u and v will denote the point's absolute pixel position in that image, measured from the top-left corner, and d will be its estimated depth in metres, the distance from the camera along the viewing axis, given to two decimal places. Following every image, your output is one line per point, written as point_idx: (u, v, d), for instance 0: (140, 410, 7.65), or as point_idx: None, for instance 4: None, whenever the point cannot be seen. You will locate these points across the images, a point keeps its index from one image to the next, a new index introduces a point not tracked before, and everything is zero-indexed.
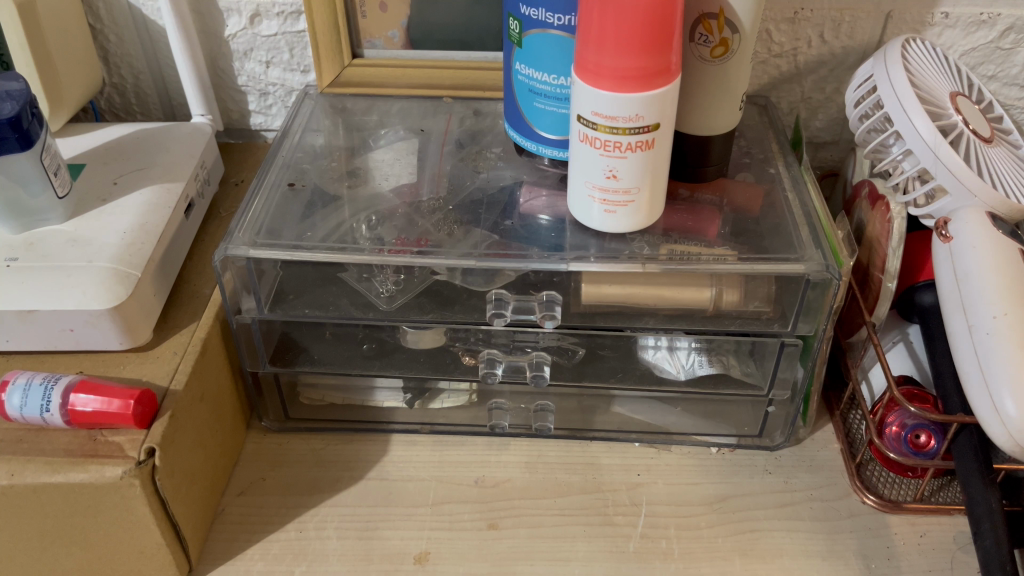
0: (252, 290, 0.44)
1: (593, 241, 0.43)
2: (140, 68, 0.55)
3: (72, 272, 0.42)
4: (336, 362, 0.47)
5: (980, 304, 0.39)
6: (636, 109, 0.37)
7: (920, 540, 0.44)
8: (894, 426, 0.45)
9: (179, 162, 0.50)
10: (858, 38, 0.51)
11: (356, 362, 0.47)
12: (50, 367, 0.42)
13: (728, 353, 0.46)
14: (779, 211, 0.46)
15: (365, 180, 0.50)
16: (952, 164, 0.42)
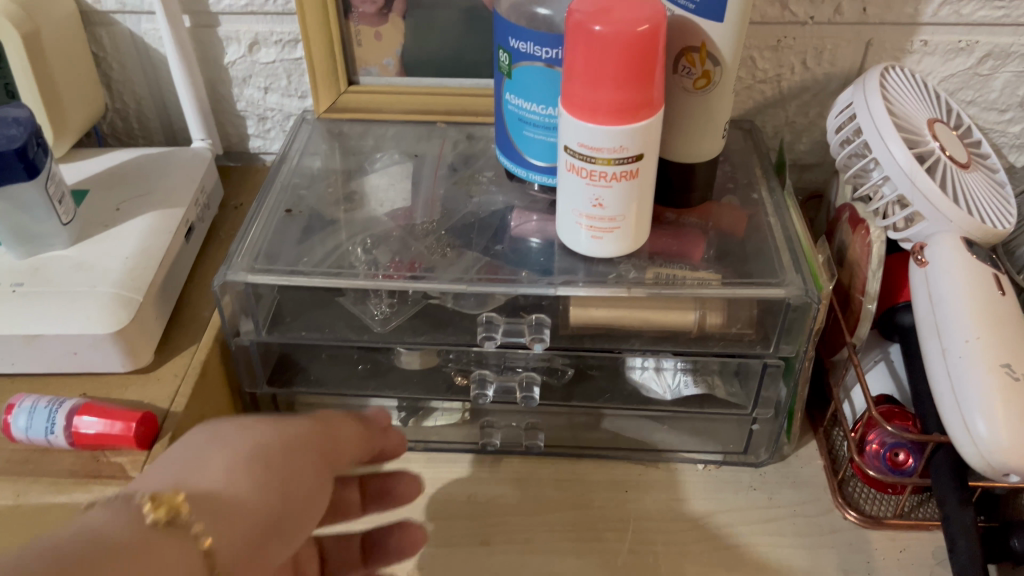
0: (250, 313, 0.45)
1: (581, 265, 0.45)
2: (142, 94, 0.57)
3: (76, 297, 0.43)
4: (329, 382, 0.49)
5: (952, 328, 0.41)
6: (620, 141, 0.39)
7: (900, 555, 0.45)
8: (874, 444, 0.46)
9: (180, 188, 0.51)
10: (839, 65, 0.52)
11: (350, 382, 0.49)
12: (54, 389, 0.44)
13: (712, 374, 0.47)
14: (762, 235, 0.47)
15: (361, 205, 0.51)
16: (928, 191, 0.43)
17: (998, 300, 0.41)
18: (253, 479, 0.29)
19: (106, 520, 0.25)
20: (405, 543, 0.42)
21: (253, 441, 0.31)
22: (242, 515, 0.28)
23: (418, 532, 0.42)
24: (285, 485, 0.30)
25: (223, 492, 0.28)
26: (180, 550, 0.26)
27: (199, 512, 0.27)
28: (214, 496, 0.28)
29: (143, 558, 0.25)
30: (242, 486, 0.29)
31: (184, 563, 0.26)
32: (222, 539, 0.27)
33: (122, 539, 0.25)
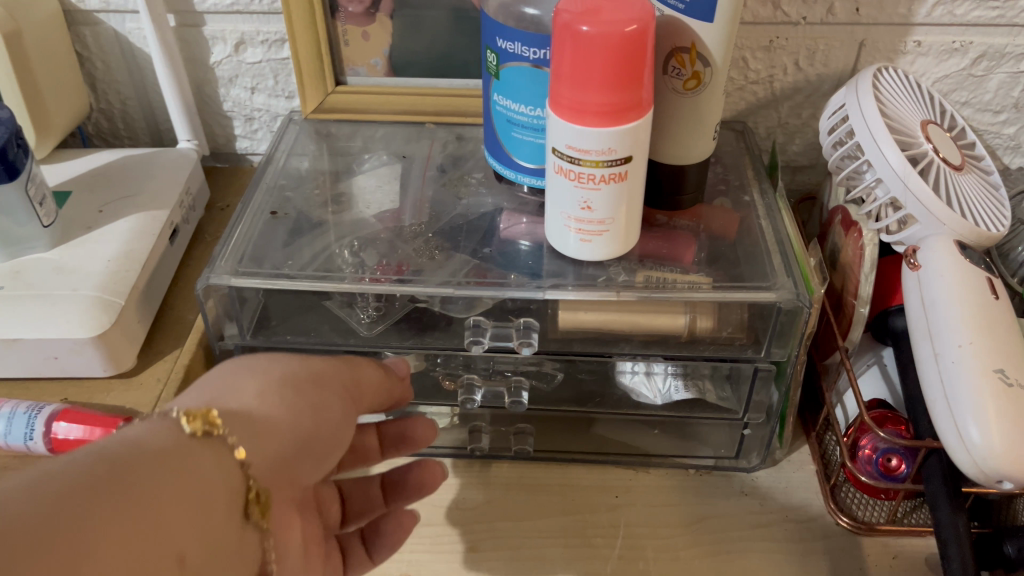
0: (234, 316, 0.45)
1: (570, 268, 0.44)
2: (126, 94, 0.56)
3: (56, 300, 0.42)
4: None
5: (945, 332, 0.40)
6: (608, 143, 0.38)
7: (892, 562, 0.44)
8: (867, 449, 0.46)
9: (164, 189, 0.50)
10: (832, 66, 0.52)
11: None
12: (35, 394, 0.43)
13: (703, 378, 0.47)
14: (754, 238, 0.47)
15: (349, 206, 0.51)
16: (921, 194, 0.43)
17: (992, 304, 0.41)
18: (285, 402, 0.32)
19: (150, 429, 0.28)
20: (419, 486, 0.43)
21: (282, 370, 0.33)
22: (273, 434, 0.31)
23: (433, 478, 0.43)
24: (314, 410, 0.33)
25: (257, 411, 0.31)
26: (218, 459, 0.28)
27: (234, 428, 0.30)
28: (249, 415, 0.31)
29: (187, 463, 0.27)
30: (273, 409, 0.31)
31: (222, 470, 0.28)
32: (256, 452, 0.30)
33: (168, 445, 0.27)
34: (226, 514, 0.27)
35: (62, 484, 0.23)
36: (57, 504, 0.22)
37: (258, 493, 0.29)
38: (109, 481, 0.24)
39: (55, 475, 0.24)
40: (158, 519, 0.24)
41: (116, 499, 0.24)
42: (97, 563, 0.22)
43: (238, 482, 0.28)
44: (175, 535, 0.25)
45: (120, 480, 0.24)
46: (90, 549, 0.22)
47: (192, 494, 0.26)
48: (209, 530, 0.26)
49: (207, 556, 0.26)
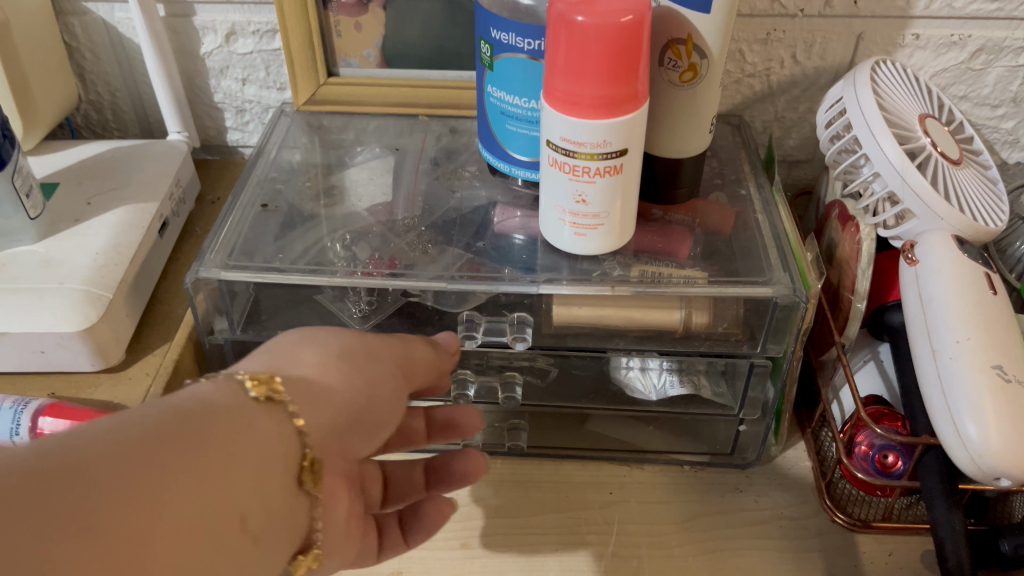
0: (224, 311, 0.44)
1: (564, 263, 0.44)
2: (115, 85, 0.55)
3: (43, 293, 0.41)
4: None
5: (942, 329, 0.40)
6: (603, 135, 0.37)
7: (888, 559, 0.44)
8: (862, 445, 0.46)
9: (153, 181, 0.50)
10: (829, 60, 0.51)
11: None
12: (22, 389, 0.42)
13: (699, 373, 0.46)
14: (750, 232, 0.46)
15: (341, 199, 0.50)
16: (919, 188, 0.42)
17: (989, 300, 0.40)
18: (340, 373, 0.31)
19: (214, 387, 0.27)
20: (463, 474, 0.42)
21: (339, 341, 0.33)
22: (330, 404, 0.30)
23: (478, 465, 0.41)
24: (368, 385, 0.32)
25: (316, 381, 0.31)
26: (279, 423, 0.28)
27: (292, 396, 0.29)
28: (307, 383, 0.30)
29: (250, 424, 0.26)
30: (332, 378, 0.31)
31: (282, 435, 0.28)
32: (314, 420, 0.29)
33: (236, 403, 0.27)
34: (286, 477, 0.27)
35: (135, 436, 0.23)
36: (132, 456, 0.22)
37: (316, 461, 0.29)
38: (178, 437, 0.24)
39: (128, 426, 0.23)
40: (224, 479, 0.24)
41: (186, 456, 0.23)
42: (169, 520, 0.22)
43: (296, 449, 0.28)
44: (241, 496, 0.25)
45: (190, 433, 0.24)
46: (164, 506, 0.22)
47: (257, 455, 0.26)
48: (270, 492, 0.26)
49: (266, 519, 0.26)
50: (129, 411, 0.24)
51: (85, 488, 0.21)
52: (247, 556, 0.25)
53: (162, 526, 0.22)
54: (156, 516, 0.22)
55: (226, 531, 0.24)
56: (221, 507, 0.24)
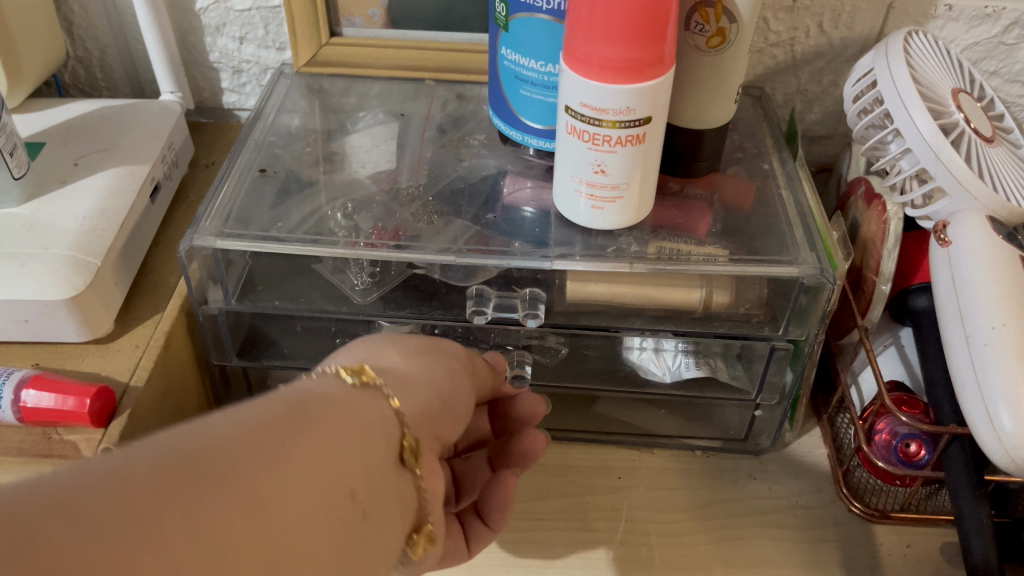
0: (218, 280, 0.42)
1: (578, 238, 0.42)
2: (105, 41, 0.53)
3: (26, 259, 0.39)
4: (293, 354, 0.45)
5: (978, 312, 0.38)
6: (626, 102, 0.35)
7: (906, 551, 0.42)
8: (884, 433, 0.44)
9: (145, 143, 0.47)
10: (857, 29, 0.49)
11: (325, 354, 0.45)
12: (2, 359, 0.40)
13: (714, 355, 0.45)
14: (772, 210, 0.44)
15: (341, 166, 0.48)
16: (953, 165, 0.40)
17: None
18: (422, 362, 0.31)
19: (310, 381, 0.26)
20: (523, 454, 0.42)
21: (413, 340, 0.33)
22: (418, 389, 0.30)
23: (538, 442, 0.41)
24: (450, 375, 0.32)
25: (404, 370, 0.30)
26: (376, 404, 0.27)
27: (389, 384, 0.29)
28: (394, 373, 0.30)
29: (348, 408, 0.25)
30: (415, 372, 0.30)
31: (380, 414, 0.26)
32: (408, 406, 0.28)
33: (334, 392, 0.26)
34: (387, 454, 0.26)
35: (241, 424, 0.22)
36: (238, 442, 0.21)
37: (416, 441, 0.27)
38: (278, 424, 0.22)
39: (231, 417, 0.22)
40: (331, 454, 0.23)
41: (290, 437, 0.22)
42: (280, 496, 0.21)
43: (396, 429, 0.27)
44: (351, 470, 0.23)
45: (294, 418, 0.23)
46: (269, 483, 0.21)
47: (360, 432, 0.25)
48: (376, 470, 0.25)
49: (377, 494, 0.24)
50: (233, 406, 0.23)
51: (200, 465, 0.20)
52: (361, 531, 0.23)
53: (277, 502, 0.21)
54: (267, 497, 0.21)
55: (338, 508, 0.22)
56: (332, 482, 0.23)
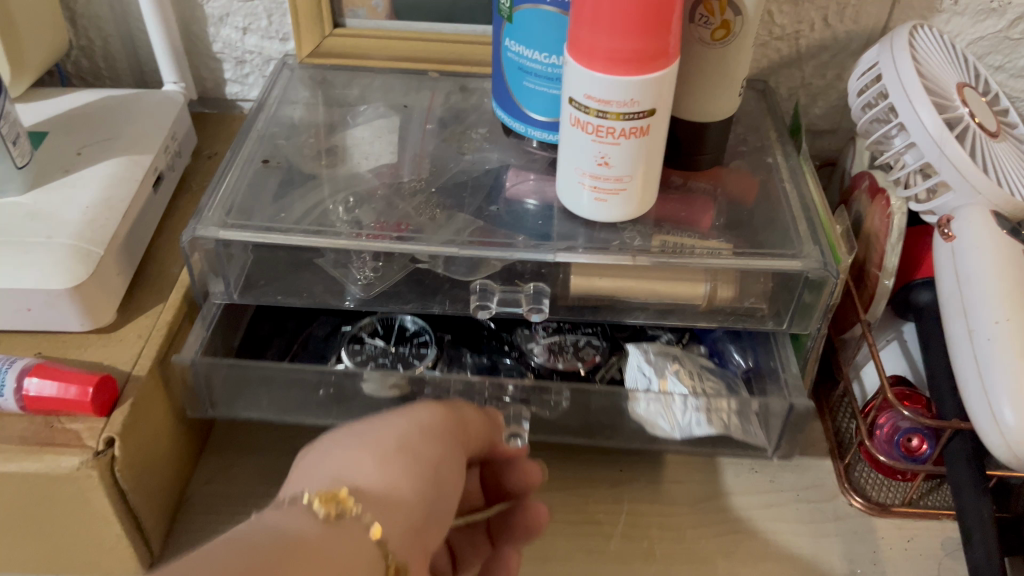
0: (220, 272, 0.42)
1: (581, 231, 0.42)
2: (108, 30, 0.52)
3: (29, 248, 0.39)
4: (276, 408, 0.44)
5: (982, 307, 0.38)
6: (630, 94, 0.35)
7: (907, 545, 0.42)
8: (886, 428, 0.44)
9: (148, 133, 0.47)
10: (862, 23, 0.49)
11: (309, 403, 0.44)
12: (4, 347, 0.40)
13: (725, 404, 0.41)
14: (776, 204, 0.44)
15: (343, 158, 0.48)
16: (957, 159, 0.40)
17: None
18: (398, 470, 0.29)
19: (281, 518, 0.25)
20: (524, 528, 0.40)
21: (396, 432, 0.30)
22: (401, 508, 0.28)
23: (539, 513, 0.40)
24: (435, 477, 0.30)
25: (383, 484, 0.28)
26: (355, 539, 0.25)
27: (366, 505, 0.27)
28: (374, 492, 0.28)
29: (321, 556, 0.24)
30: (399, 482, 0.29)
31: (358, 551, 0.25)
32: (390, 528, 0.27)
33: (306, 534, 0.24)
34: None
35: None
36: None
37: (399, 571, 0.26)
38: None
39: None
40: None
41: None
42: None
43: (377, 561, 0.26)
44: None
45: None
46: None
47: None
48: None
49: None
50: (194, 563, 0.22)
51: None
52: None
53: None
54: None
55: None
56: None
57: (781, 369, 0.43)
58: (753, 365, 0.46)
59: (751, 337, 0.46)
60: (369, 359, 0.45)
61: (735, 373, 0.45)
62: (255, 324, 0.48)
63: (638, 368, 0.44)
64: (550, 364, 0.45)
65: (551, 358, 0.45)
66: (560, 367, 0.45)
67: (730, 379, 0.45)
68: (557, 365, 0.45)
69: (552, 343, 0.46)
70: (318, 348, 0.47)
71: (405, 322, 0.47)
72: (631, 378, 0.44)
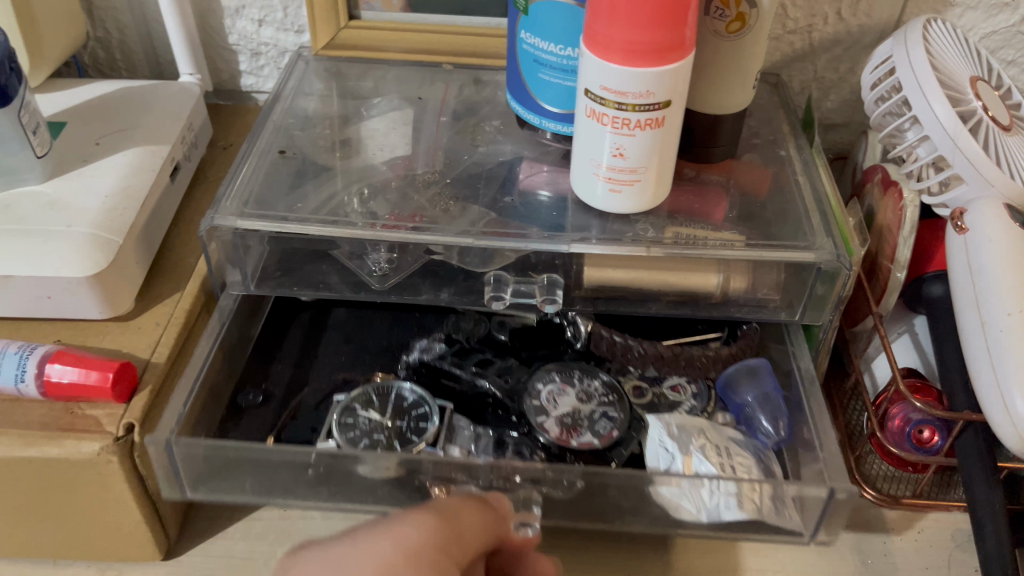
0: (237, 264, 0.42)
1: (595, 222, 0.42)
2: (125, 22, 0.53)
3: (50, 236, 0.39)
4: (254, 489, 0.40)
5: (994, 299, 0.38)
6: (646, 85, 0.35)
7: (917, 537, 0.43)
8: (897, 419, 0.44)
9: (165, 124, 0.47)
10: (876, 17, 0.49)
11: (292, 482, 0.40)
12: (25, 334, 0.40)
13: (758, 487, 0.37)
14: (789, 196, 0.45)
15: (358, 150, 0.48)
16: (970, 153, 0.40)
17: None
18: None
19: None
20: None
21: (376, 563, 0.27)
22: None
23: None
24: None
25: None
26: None
27: None
28: None
29: None
30: None
31: None
32: None
33: None
34: None
35: None
36: None
37: None
38: None
39: None
40: None
41: None
42: None
43: None
44: None
45: None
46: None
47: None
48: None
49: None
50: None
51: None
52: None
53: None
54: None
55: None
56: None
57: (819, 445, 0.39)
58: (787, 436, 0.42)
59: (784, 404, 0.43)
60: (364, 436, 0.41)
61: (766, 446, 0.43)
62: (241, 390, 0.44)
63: (660, 444, 0.41)
64: (563, 441, 0.42)
65: (564, 434, 0.42)
66: (574, 445, 0.41)
67: (760, 454, 0.42)
68: (571, 442, 0.41)
69: (566, 416, 0.43)
70: (309, 420, 0.44)
71: (403, 392, 0.43)
72: (653, 454, 0.41)
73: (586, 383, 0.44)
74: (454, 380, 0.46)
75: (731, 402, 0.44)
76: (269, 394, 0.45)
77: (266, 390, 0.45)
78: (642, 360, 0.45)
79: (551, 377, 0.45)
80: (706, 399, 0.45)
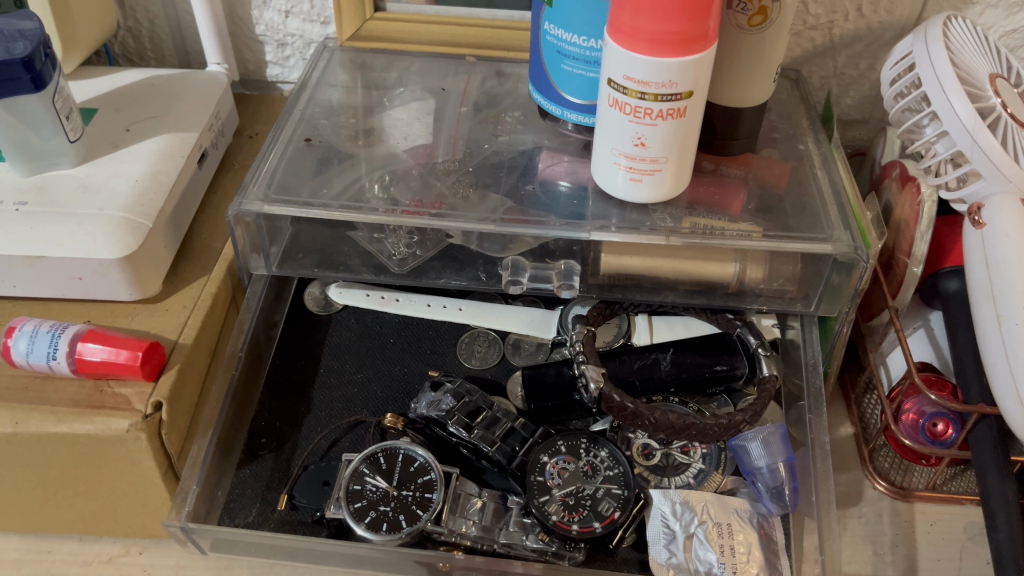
0: (261, 249, 0.44)
1: (615, 211, 0.42)
2: (155, 12, 0.54)
3: (81, 219, 0.40)
4: (270, 553, 0.40)
5: (1011, 296, 0.38)
6: (669, 75, 0.36)
7: (930, 529, 0.43)
8: (911, 413, 0.44)
9: (193, 111, 0.48)
10: (896, 14, 0.49)
11: (301, 551, 0.40)
12: (57, 314, 0.41)
13: None
14: (806, 188, 0.45)
15: (381, 139, 0.49)
16: (989, 148, 0.40)
17: None
18: None
19: None
20: None
21: None
22: None
23: None
24: None
25: None
26: None
27: None
28: None
29: None
30: None
31: None
32: None
33: None
34: None
35: None
36: None
37: None
38: None
39: None
40: None
41: None
42: None
43: None
44: None
45: None
46: None
47: None
48: None
49: None
50: None
51: None
52: None
53: None
54: None
55: None
56: None
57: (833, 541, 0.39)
58: (791, 506, 0.41)
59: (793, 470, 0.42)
60: (370, 507, 0.39)
61: (772, 511, 0.41)
62: (253, 434, 0.44)
63: (662, 524, 0.40)
64: (564, 524, 0.39)
65: (566, 516, 0.39)
66: (574, 530, 0.39)
67: (763, 523, 0.41)
68: (571, 527, 0.39)
69: (569, 495, 0.40)
70: (321, 472, 0.42)
71: (411, 454, 0.41)
72: (654, 533, 0.40)
73: (592, 456, 0.42)
74: (460, 439, 0.43)
75: (742, 461, 0.42)
76: (282, 440, 0.44)
77: (280, 431, 0.45)
78: (653, 429, 0.40)
79: (556, 448, 0.42)
80: (716, 461, 0.44)
